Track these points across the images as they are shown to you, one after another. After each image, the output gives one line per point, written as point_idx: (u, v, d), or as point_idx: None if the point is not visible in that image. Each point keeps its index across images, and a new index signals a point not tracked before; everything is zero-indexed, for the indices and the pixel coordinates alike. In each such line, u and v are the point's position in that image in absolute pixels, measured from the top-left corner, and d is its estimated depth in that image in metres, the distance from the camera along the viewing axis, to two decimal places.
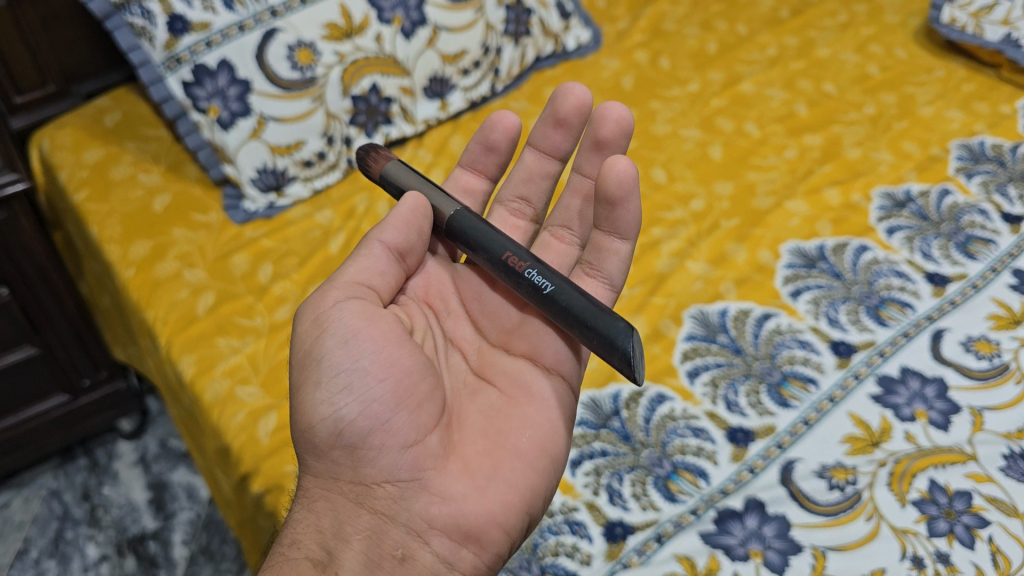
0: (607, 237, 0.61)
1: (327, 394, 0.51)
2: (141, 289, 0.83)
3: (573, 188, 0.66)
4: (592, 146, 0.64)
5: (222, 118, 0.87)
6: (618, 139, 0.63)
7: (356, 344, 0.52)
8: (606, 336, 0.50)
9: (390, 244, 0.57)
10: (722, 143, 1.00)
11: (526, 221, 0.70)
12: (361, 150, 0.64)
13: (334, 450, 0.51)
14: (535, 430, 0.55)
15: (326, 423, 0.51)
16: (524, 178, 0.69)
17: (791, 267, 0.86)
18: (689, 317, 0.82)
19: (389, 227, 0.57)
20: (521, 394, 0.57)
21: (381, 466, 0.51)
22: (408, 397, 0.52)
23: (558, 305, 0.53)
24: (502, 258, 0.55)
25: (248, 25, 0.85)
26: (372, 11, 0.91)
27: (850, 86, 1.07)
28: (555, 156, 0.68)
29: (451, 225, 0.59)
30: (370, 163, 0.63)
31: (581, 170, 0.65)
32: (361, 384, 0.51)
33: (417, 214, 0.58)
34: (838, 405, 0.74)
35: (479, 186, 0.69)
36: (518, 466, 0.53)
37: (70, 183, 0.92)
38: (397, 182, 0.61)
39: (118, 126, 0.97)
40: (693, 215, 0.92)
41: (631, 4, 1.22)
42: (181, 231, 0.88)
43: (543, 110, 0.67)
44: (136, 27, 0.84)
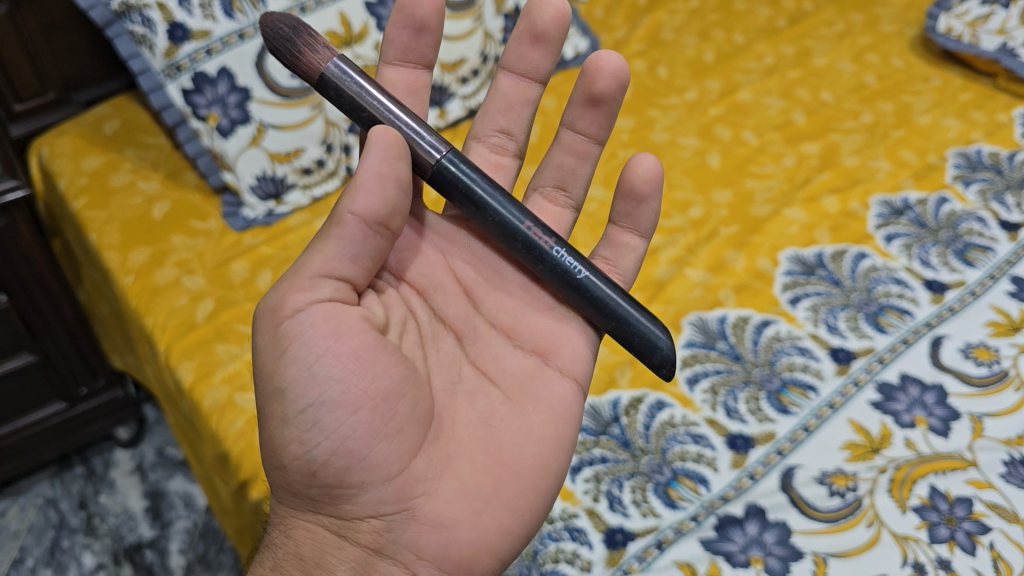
0: (626, 232, 0.65)
1: (297, 433, 0.48)
2: (141, 296, 0.82)
3: (562, 145, 0.67)
4: (587, 100, 0.64)
5: (222, 125, 0.87)
6: (613, 92, 0.63)
7: (322, 373, 0.48)
8: (643, 338, 0.56)
9: (364, 214, 0.49)
10: (721, 151, 1.00)
11: (508, 157, 0.69)
12: (281, 27, 0.52)
13: (312, 489, 0.50)
14: (537, 444, 0.55)
15: (299, 464, 0.49)
16: (501, 108, 0.68)
17: (789, 274, 0.86)
18: (689, 324, 0.82)
19: (359, 192, 0.49)
20: (527, 400, 0.57)
21: (363, 500, 0.49)
22: (385, 426, 0.49)
23: (590, 299, 0.56)
24: (523, 229, 0.54)
25: (248, 33, 0.86)
26: (372, 18, 0.91)
27: (847, 95, 1.08)
28: (534, 78, 0.67)
29: (438, 174, 0.53)
30: (301, 52, 0.52)
31: (574, 127, 0.66)
32: (332, 419, 0.48)
33: (389, 163, 0.50)
34: (838, 411, 0.74)
35: (422, 79, 0.63)
36: (516, 486, 0.53)
37: (69, 190, 0.92)
38: (346, 88, 0.52)
39: (117, 133, 0.97)
40: (692, 223, 0.91)
41: (628, 12, 1.21)
42: (180, 238, 0.87)
43: (517, 29, 0.66)
44: (136, 35, 0.84)
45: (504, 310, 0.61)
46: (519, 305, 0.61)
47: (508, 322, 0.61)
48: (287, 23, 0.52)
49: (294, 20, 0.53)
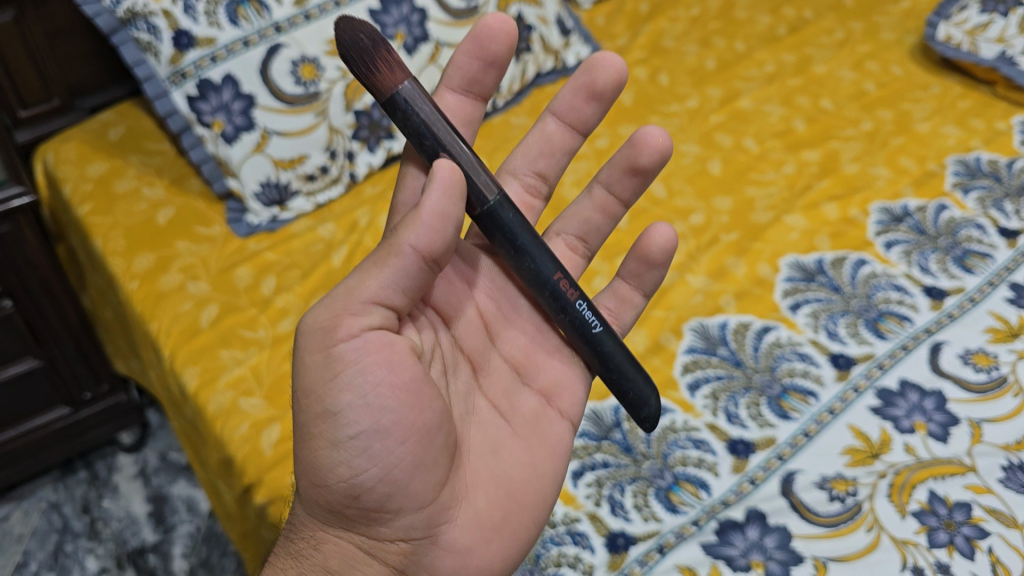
0: (632, 290, 0.68)
1: (347, 458, 0.48)
2: (145, 301, 0.83)
3: (593, 200, 0.69)
4: (628, 168, 0.65)
5: (227, 131, 0.88)
6: (654, 166, 0.65)
7: (376, 403, 0.48)
8: (634, 398, 0.58)
9: (423, 250, 0.48)
10: (722, 158, 1.00)
11: (537, 200, 0.69)
12: (358, 35, 0.50)
13: (350, 509, 0.50)
14: (540, 479, 0.58)
15: (344, 486, 0.49)
16: (542, 151, 0.68)
17: (790, 280, 0.86)
18: (689, 330, 0.82)
19: (420, 229, 0.47)
20: (533, 437, 0.60)
21: (396, 525, 0.50)
22: (427, 458, 0.50)
23: (600, 353, 0.56)
24: (555, 282, 0.53)
25: (252, 40, 0.87)
26: (375, 26, 0.92)
27: (847, 102, 1.09)
28: (581, 131, 0.67)
29: (485, 218, 0.52)
30: (377, 67, 0.50)
31: (609, 187, 0.68)
32: (381, 449, 0.48)
33: (448, 204, 0.47)
34: (838, 417, 0.75)
35: (474, 110, 0.62)
36: (522, 519, 0.56)
37: (74, 196, 0.92)
38: (421, 113, 0.50)
39: (122, 140, 0.98)
40: (693, 230, 0.92)
41: (630, 20, 1.21)
42: (185, 244, 0.88)
43: (574, 79, 0.65)
44: (141, 42, 0.86)
45: (517, 348, 0.63)
46: (529, 342, 0.63)
47: (519, 359, 0.62)
48: (366, 34, 0.50)
49: (371, 31, 0.51)
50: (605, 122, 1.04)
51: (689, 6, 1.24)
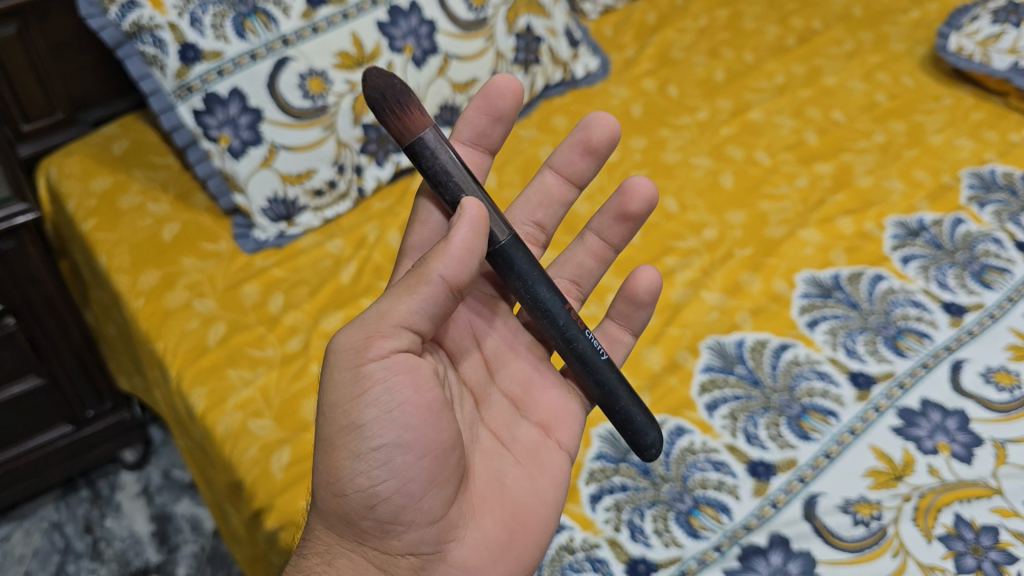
0: (620, 330, 0.71)
1: (367, 468, 0.49)
2: (151, 319, 0.81)
3: (586, 246, 0.72)
4: (616, 216, 0.70)
5: (233, 146, 0.87)
6: (641, 215, 0.70)
7: (401, 419, 0.49)
8: (637, 429, 0.58)
9: (452, 280, 0.50)
10: (734, 171, 0.98)
11: (535, 247, 0.72)
12: (389, 83, 0.52)
13: (365, 521, 0.50)
14: (543, 506, 0.58)
15: (363, 496, 0.49)
16: (541, 202, 0.72)
17: (806, 296, 0.85)
18: (706, 348, 0.81)
19: (450, 260, 0.50)
20: (536, 465, 0.60)
21: (408, 539, 0.51)
22: (440, 475, 0.51)
23: (600, 383, 0.57)
24: (565, 313, 0.55)
25: (260, 53, 0.86)
26: (384, 38, 0.91)
27: (859, 114, 1.07)
28: (577, 185, 0.72)
29: (500, 255, 0.54)
30: (408, 111, 0.53)
31: (600, 234, 0.72)
32: (401, 461, 0.49)
33: (476, 238, 0.50)
34: (859, 438, 0.73)
35: (479, 161, 0.66)
36: (528, 543, 0.56)
37: (77, 212, 0.91)
38: (442, 162, 0.54)
39: (126, 154, 0.96)
40: (707, 244, 0.90)
41: (637, 31, 1.20)
42: (191, 260, 0.86)
43: (569, 137, 0.70)
44: (147, 56, 0.85)
45: (516, 383, 0.63)
46: (527, 377, 0.64)
47: (518, 395, 0.63)
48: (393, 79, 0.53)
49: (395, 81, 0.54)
50: None
51: (697, 16, 1.22)
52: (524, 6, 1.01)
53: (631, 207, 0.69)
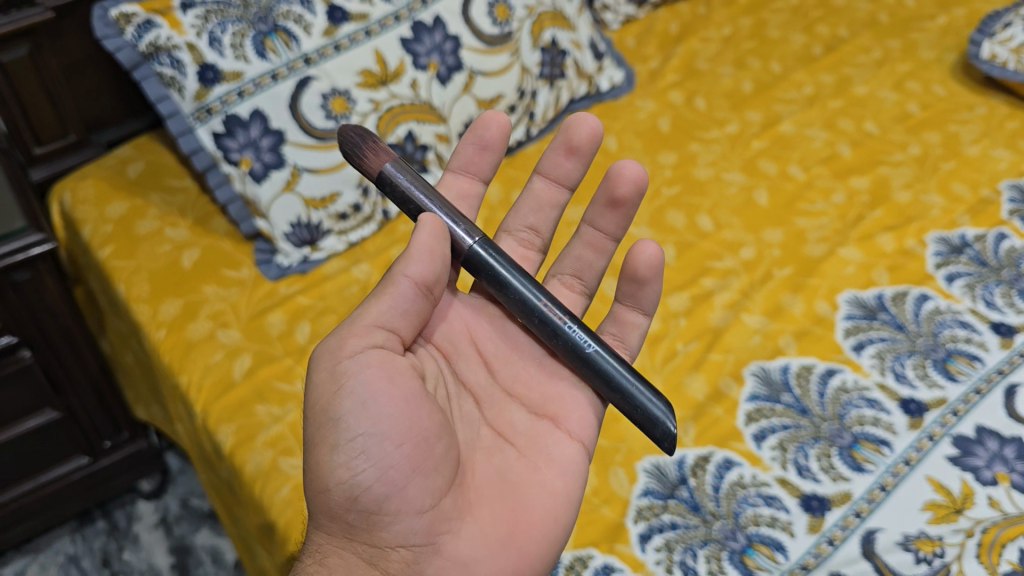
0: (630, 311, 0.67)
1: (344, 458, 0.48)
2: (174, 351, 0.78)
3: (583, 239, 0.69)
4: (609, 203, 0.66)
5: (255, 169, 0.84)
6: (634, 198, 0.65)
7: (374, 406, 0.48)
8: (647, 412, 0.53)
9: (417, 278, 0.52)
10: (768, 187, 0.95)
11: (534, 251, 0.70)
12: (348, 133, 0.57)
13: (351, 514, 0.48)
14: (549, 497, 0.54)
15: (343, 488, 0.48)
16: (533, 206, 0.70)
17: (851, 318, 0.82)
18: (751, 375, 0.78)
19: (417, 260, 0.52)
20: (541, 459, 0.56)
21: (397, 530, 0.48)
22: (424, 462, 0.49)
23: (598, 369, 0.54)
24: (540, 306, 0.55)
25: (281, 74, 0.83)
26: (408, 56, 0.88)
27: (892, 125, 1.04)
28: (565, 183, 0.69)
29: (470, 258, 0.55)
30: (365, 153, 0.57)
31: (594, 224, 0.68)
32: (378, 448, 0.48)
33: (437, 239, 0.53)
34: (915, 468, 0.70)
35: (473, 189, 0.68)
36: (535, 535, 0.52)
37: (93, 239, 0.88)
38: (400, 187, 0.56)
39: (141, 176, 0.93)
40: (745, 264, 0.87)
41: (661, 41, 1.17)
42: (212, 288, 0.83)
43: (553, 138, 0.68)
44: (165, 77, 0.82)
45: (519, 380, 0.60)
46: (534, 372, 0.60)
47: (523, 390, 0.60)
48: (356, 131, 0.58)
49: (363, 133, 0.59)
50: (644, 150, 0.99)
51: (721, 25, 1.19)
52: (549, 19, 0.98)
53: (632, 192, 0.65)
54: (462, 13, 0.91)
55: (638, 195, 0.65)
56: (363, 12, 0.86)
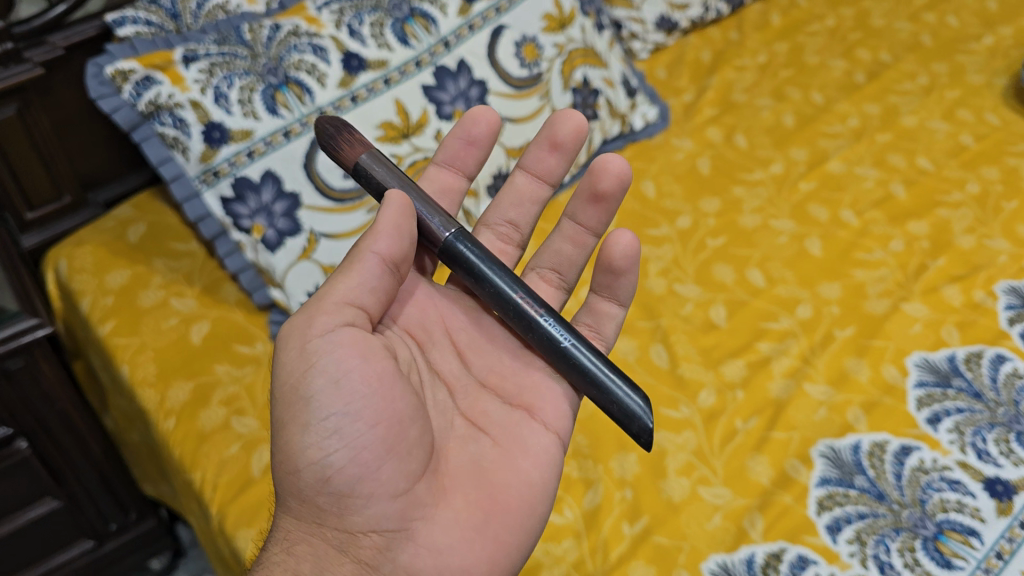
0: (606, 301, 0.67)
1: (316, 438, 0.48)
2: (185, 443, 0.72)
3: (563, 233, 0.70)
4: (590, 197, 0.67)
5: (268, 237, 0.77)
6: (615, 192, 0.67)
7: (346, 386, 0.49)
8: (618, 403, 0.52)
9: (385, 255, 0.52)
10: (821, 235, 0.88)
11: (512, 246, 0.71)
12: (326, 124, 0.57)
13: (321, 497, 0.48)
14: (524, 486, 0.54)
15: (314, 468, 0.48)
16: (513, 201, 0.71)
17: (922, 385, 0.75)
18: (819, 456, 0.70)
19: (383, 238, 0.51)
20: (515, 446, 0.56)
21: (368, 514, 0.48)
22: (397, 445, 0.49)
23: (574, 363, 0.53)
24: (516, 298, 0.54)
25: (294, 130, 0.77)
26: (431, 105, 0.82)
27: (946, 160, 0.97)
28: (547, 181, 0.71)
29: (447, 250, 0.55)
30: (342, 145, 0.56)
31: (575, 218, 0.69)
32: (350, 429, 0.48)
33: (405, 218, 0.52)
34: (1010, 563, 0.62)
35: (456, 184, 0.68)
36: (507, 522, 0.52)
37: (93, 313, 0.81)
38: (375, 177, 0.56)
39: (143, 241, 0.87)
40: (803, 324, 0.80)
41: (693, 72, 1.10)
42: (225, 367, 0.77)
43: (537, 136, 0.70)
44: (167, 138, 0.75)
45: (493, 371, 0.61)
46: (509, 363, 0.61)
47: (497, 381, 0.60)
48: (333, 124, 0.58)
49: (341, 124, 0.59)
50: (684, 196, 0.93)
51: (755, 52, 1.13)
52: (579, 57, 0.91)
53: (617, 186, 0.67)
54: (488, 55, 0.84)
55: (619, 189, 0.67)
56: (382, 59, 0.80)
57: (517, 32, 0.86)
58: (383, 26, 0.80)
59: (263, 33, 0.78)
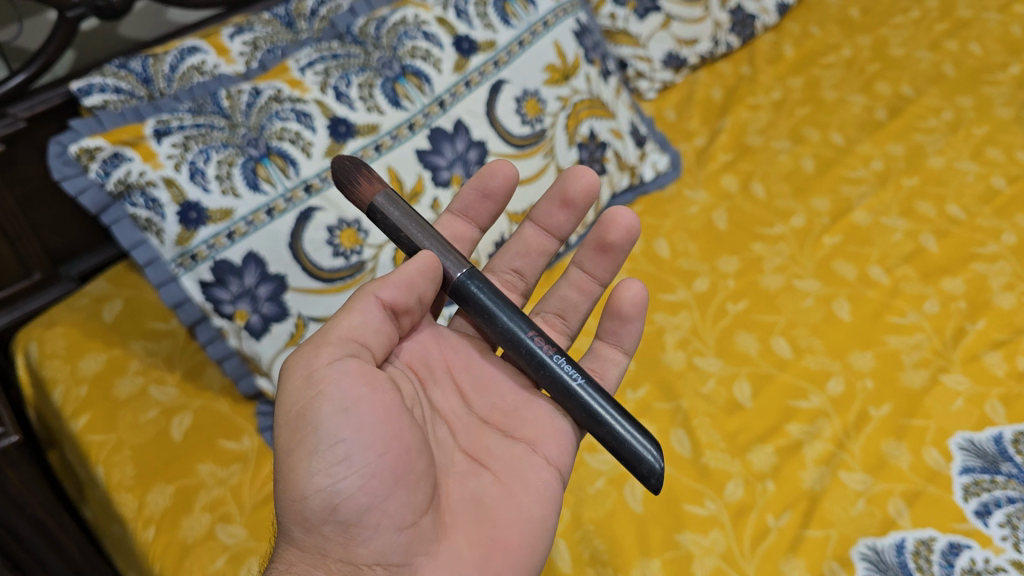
0: (610, 348, 0.64)
1: (324, 464, 0.46)
2: (167, 554, 0.65)
3: (569, 282, 0.68)
4: (597, 247, 0.65)
5: (252, 324, 0.71)
6: (624, 244, 0.64)
7: (357, 413, 0.47)
8: (627, 446, 0.50)
9: (386, 300, 0.53)
10: (849, 296, 0.82)
11: (516, 294, 0.68)
12: (342, 160, 0.56)
13: (327, 527, 0.46)
14: (527, 522, 0.52)
15: (321, 496, 0.45)
16: (519, 251, 0.68)
17: (968, 472, 0.68)
18: (859, 557, 0.63)
19: (392, 288, 0.52)
20: (516, 482, 0.53)
21: (374, 546, 0.46)
22: (405, 477, 0.47)
23: (581, 403, 0.51)
24: (528, 338, 0.52)
25: (278, 206, 0.70)
26: (426, 171, 0.75)
27: (978, 207, 0.90)
28: (556, 234, 0.68)
29: (457, 288, 0.54)
30: (359, 181, 0.55)
31: (582, 266, 0.67)
32: (360, 457, 0.46)
33: (424, 278, 0.53)
34: None
35: (468, 234, 0.66)
36: (511, 558, 0.49)
37: (66, 404, 0.76)
38: (390, 218, 0.54)
39: (119, 320, 0.82)
40: (834, 401, 0.74)
41: (705, 113, 1.06)
42: (209, 466, 0.71)
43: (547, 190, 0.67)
44: (139, 220, 0.68)
45: (494, 409, 0.59)
46: (511, 400, 0.59)
47: (498, 417, 0.58)
48: (349, 161, 0.56)
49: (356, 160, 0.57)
50: (701, 255, 0.87)
51: (769, 88, 1.08)
52: (585, 109, 0.86)
53: (629, 238, 0.64)
54: (487, 113, 0.78)
55: (629, 241, 0.64)
56: (373, 123, 0.73)
57: (518, 86, 0.80)
58: (372, 87, 0.74)
59: (242, 100, 0.71)
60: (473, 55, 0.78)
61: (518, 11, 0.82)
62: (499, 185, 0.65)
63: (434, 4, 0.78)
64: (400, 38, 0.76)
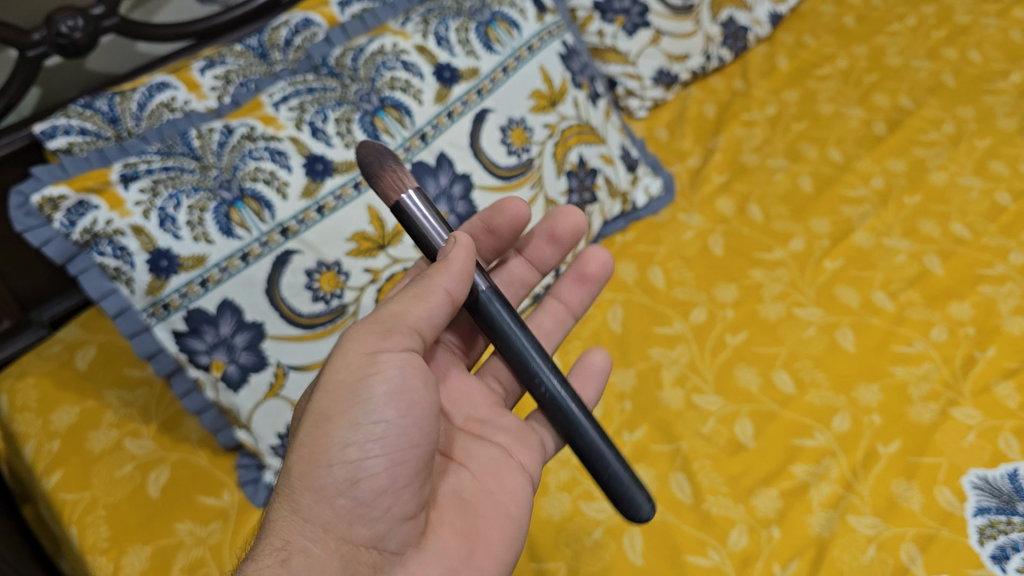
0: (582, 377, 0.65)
1: (359, 439, 0.45)
2: None
3: (546, 310, 0.69)
4: (576, 278, 0.69)
5: (230, 374, 0.68)
6: (598, 281, 0.69)
7: (405, 402, 0.47)
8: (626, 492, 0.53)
9: (453, 294, 0.49)
10: (852, 324, 0.79)
11: None
12: (369, 152, 0.54)
13: (339, 500, 0.45)
14: (508, 523, 0.52)
15: (345, 469, 0.45)
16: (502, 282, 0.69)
17: (983, 513, 0.63)
18: None
19: (452, 277, 0.49)
20: (493, 482, 0.53)
21: (377, 529, 0.46)
22: (420, 472, 0.47)
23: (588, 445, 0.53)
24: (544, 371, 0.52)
25: (253, 251, 0.67)
26: None
27: (984, 225, 0.87)
28: (539, 270, 0.70)
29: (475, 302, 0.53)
30: (387, 168, 0.53)
31: (559, 295, 0.69)
32: (393, 442, 0.46)
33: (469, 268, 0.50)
34: None
35: None
36: (493, 557, 0.49)
37: (38, 461, 0.73)
38: (412, 215, 0.52)
39: (93, 368, 0.80)
40: (840, 439, 0.70)
41: (698, 131, 1.03)
42: (187, 524, 0.68)
43: (536, 226, 0.69)
44: (108, 269, 0.64)
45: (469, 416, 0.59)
46: (484, 412, 0.60)
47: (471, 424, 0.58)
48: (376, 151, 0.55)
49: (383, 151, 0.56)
50: (698, 284, 0.84)
51: (763, 103, 1.05)
52: (574, 136, 0.84)
53: (603, 274, 0.70)
54: (472, 145, 0.75)
55: (604, 276, 0.70)
56: (351, 159, 0.70)
57: (503, 115, 0.78)
58: (350, 122, 0.71)
59: (214, 138, 0.68)
60: (455, 84, 0.75)
61: (501, 37, 0.79)
62: (508, 221, 0.63)
63: (414, 31, 0.75)
64: (378, 69, 0.73)
